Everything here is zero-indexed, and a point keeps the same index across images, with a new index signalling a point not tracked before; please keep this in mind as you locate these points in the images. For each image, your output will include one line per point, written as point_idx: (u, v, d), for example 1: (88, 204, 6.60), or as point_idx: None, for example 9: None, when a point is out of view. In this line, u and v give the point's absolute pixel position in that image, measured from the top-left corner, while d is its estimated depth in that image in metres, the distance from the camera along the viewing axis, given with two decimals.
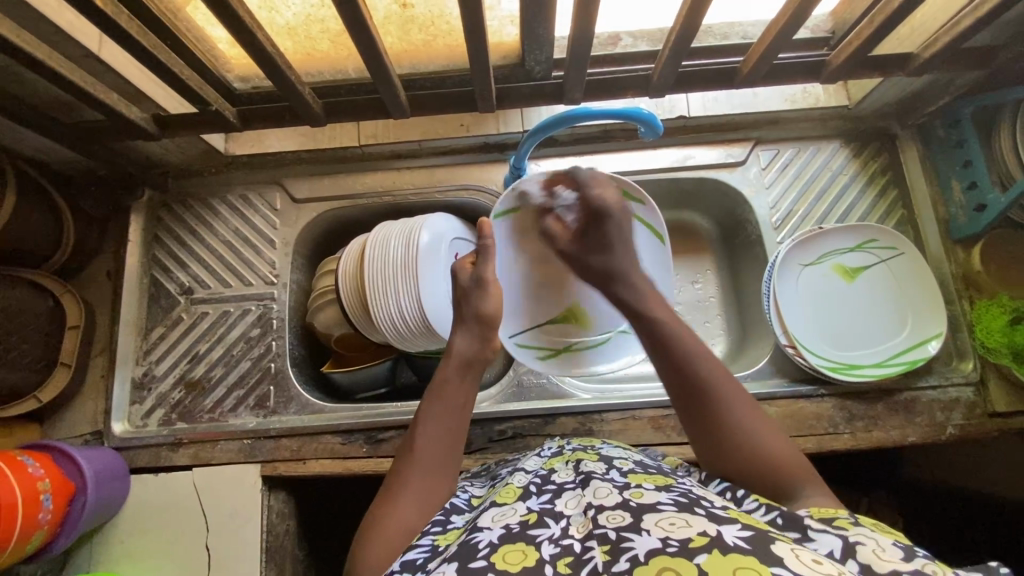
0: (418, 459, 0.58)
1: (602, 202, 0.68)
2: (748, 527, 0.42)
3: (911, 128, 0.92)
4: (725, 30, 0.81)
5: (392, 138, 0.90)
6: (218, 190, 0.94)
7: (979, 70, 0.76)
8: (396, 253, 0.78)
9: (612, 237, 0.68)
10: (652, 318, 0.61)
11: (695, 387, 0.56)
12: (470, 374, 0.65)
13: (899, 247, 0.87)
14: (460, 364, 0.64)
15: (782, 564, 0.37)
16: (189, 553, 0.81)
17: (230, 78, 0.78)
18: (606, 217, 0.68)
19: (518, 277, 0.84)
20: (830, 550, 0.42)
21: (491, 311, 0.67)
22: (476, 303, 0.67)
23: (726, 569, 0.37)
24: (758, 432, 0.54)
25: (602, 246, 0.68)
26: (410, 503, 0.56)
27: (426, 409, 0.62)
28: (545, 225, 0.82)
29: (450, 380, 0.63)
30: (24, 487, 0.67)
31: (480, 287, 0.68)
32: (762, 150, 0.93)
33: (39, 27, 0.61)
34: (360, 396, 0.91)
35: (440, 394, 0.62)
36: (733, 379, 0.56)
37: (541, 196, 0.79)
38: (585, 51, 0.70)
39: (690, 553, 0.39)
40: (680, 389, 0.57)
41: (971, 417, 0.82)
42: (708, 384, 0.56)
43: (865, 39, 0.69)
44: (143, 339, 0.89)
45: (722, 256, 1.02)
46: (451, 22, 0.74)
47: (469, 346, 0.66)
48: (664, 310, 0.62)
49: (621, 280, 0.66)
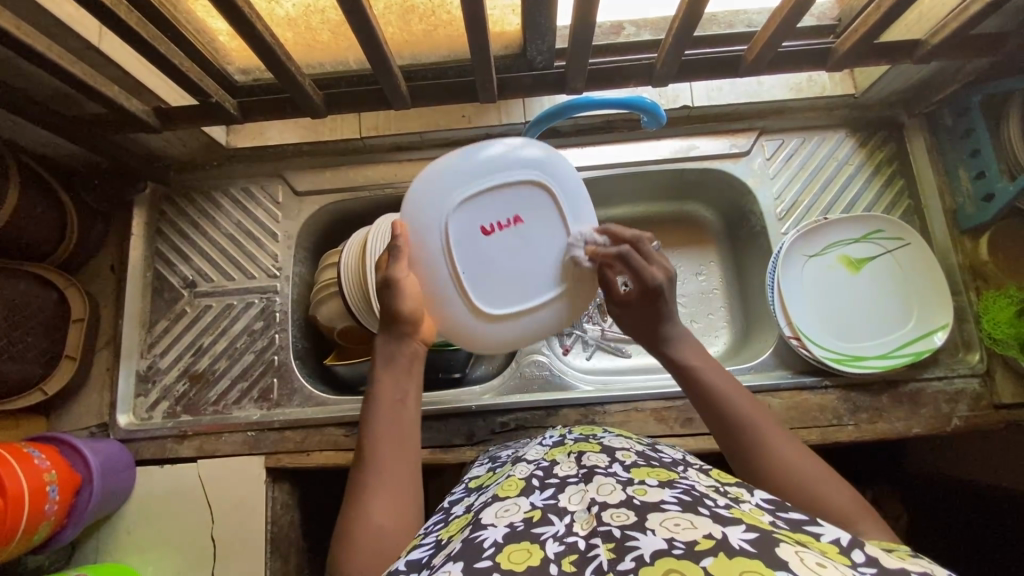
0: (376, 463, 0.57)
1: (661, 282, 0.64)
2: (752, 528, 0.42)
3: (918, 117, 0.90)
4: (729, 18, 0.80)
5: (393, 130, 0.90)
6: (220, 183, 0.94)
7: (988, 57, 0.74)
8: (475, 156, 0.63)
9: (664, 310, 0.65)
10: (692, 369, 0.63)
11: (733, 424, 0.58)
12: (401, 364, 0.63)
13: (906, 237, 0.86)
14: (388, 361, 0.63)
15: (788, 568, 0.37)
16: (194, 543, 0.82)
17: (231, 70, 0.77)
18: (662, 295, 0.64)
19: (476, 268, 0.63)
20: (836, 537, 0.43)
21: (405, 308, 0.62)
22: (387, 302, 0.62)
23: (733, 572, 0.37)
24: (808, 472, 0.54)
25: (654, 319, 0.66)
26: (373, 506, 0.54)
27: (368, 418, 0.60)
28: (503, 184, 0.63)
29: (384, 377, 0.62)
30: (30, 477, 0.68)
31: (398, 285, 0.62)
32: (767, 141, 0.92)
33: (39, 18, 0.61)
34: (363, 388, 0.94)
35: (378, 395, 0.61)
36: (773, 418, 0.58)
37: (503, 153, 0.64)
38: (587, 40, 0.69)
39: (696, 556, 0.39)
40: (719, 431, 0.60)
41: (977, 409, 0.81)
42: (743, 417, 0.58)
43: (871, 25, 0.68)
44: (147, 332, 0.90)
45: (726, 247, 1.01)
46: (452, 11, 0.73)
47: (395, 342, 0.63)
48: (701, 359, 0.64)
49: (667, 340, 0.66)
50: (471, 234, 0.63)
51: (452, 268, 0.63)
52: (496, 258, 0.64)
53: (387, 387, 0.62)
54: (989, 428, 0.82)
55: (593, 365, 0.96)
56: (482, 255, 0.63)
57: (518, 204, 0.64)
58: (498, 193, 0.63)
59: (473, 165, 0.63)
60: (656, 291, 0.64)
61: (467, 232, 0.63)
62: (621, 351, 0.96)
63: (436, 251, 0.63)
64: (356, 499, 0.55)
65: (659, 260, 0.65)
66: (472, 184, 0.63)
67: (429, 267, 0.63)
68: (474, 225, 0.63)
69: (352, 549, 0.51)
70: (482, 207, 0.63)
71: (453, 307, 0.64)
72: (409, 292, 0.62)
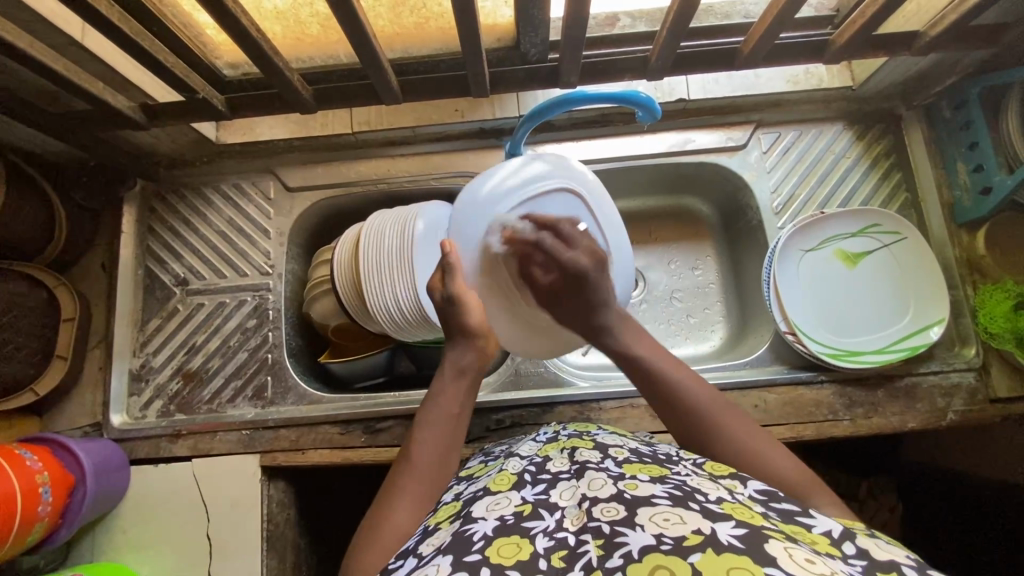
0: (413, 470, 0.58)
1: (585, 266, 0.64)
2: (742, 524, 0.41)
3: (916, 109, 0.89)
4: (725, 10, 0.79)
5: (385, 124, 0.89)
6: (211, 179, 0.93)
7: (987, 49, 0.73)
8: (511, 173, 0.67)
9: (600, 298, 0.66)
10: (633, 354, 0.64)
11: (675, 400, 0.60)
12: (467, 377, 0.65)
13: (902, 231, 0.85)
14: (453, 373, 0.65)
15: (776, 564, 0.37)
16: (190, 542, 0.81)
17: (219, 64, 0.76)
18: (587, 283, 0.65)
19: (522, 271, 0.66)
20: (828, 530, 0.44)
21: (474, 324, 0.65)
22: (458, 317, 0.65)
23: (721, 569, 0.37)
24: (755, 445, 0.56)
25: (586, 310, 0.66)
26: (408, 509, 0.55)
27: (423, 422, 0.62)
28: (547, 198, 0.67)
29: (445, 384, 0.64)
30: (22, 479, 0.67)
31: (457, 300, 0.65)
32: (763, 134, 0.91)
33: (19, 14, 0.60)
34: (359, 386, 0.92)
35: (435, 402, 0.63)
36: (716, 393, 0.60)
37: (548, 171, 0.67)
38: (581, 34, 0.68)
39: (684, 552, 0.39)
40: (661, 407, 0.62)
41: (972, 403, 0.81)
42: (690, 397, 0.60)
43: (870, 17, 0.67)
44: (139, 330, 0.89)
45: (722, 242, 1.00)
46: (443, 4, 0.72)
47: (462, 355, 0.66)
48: (642, 344, 0.65)
49: (605, 331, 0.66)
50: (509, 239, 0.66)
51: (505, 275, 0.66)
52: (542, 265, 0.66)
53: (446, 395, 0.64)
54: (984, 422, 0.82)
55: (589, 361, 0.95)
56: (529, 257, 0.66)
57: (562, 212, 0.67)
58: (538, 201, 0.66)
59: (518, 178, 0.66)
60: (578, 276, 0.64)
61: (515, 238, 0.65)
62: None
63: (485, 263, 0.66)
64: (389, 501, 0.56)
65: (582, 241, 0.65)
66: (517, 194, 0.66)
67: (481, 278, 0.67)
68: (522, 233, 0.66)
69: (377, 546, 0.52)
70: (527, 217, 0.66)
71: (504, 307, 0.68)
72: (471, 307, 0.66)
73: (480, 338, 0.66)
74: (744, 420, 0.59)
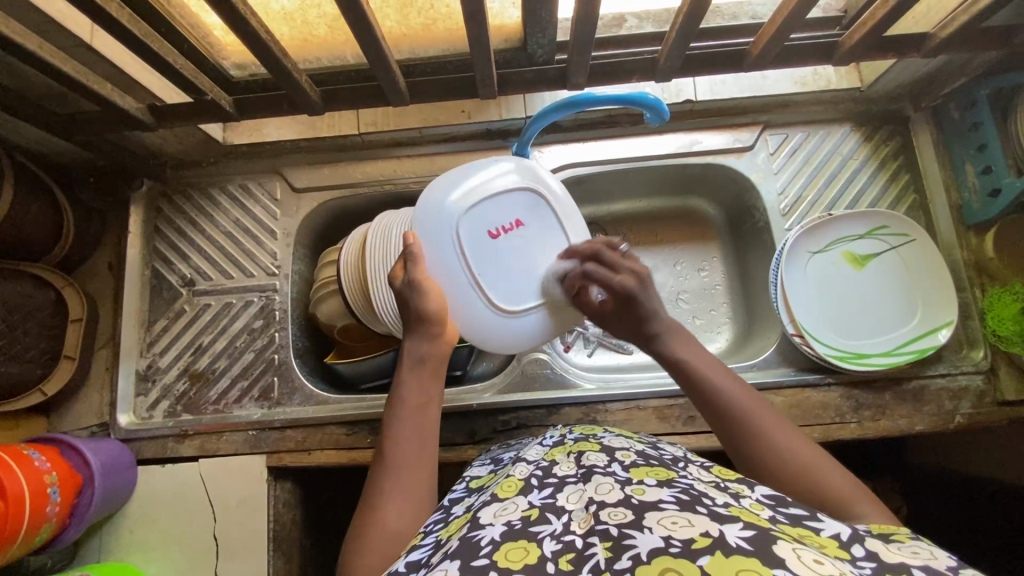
0: (388, 464, 0.59)
1: (632, 287, 0.65)
2: (750, 526, 0.41)
3: (924, 110, 0.89)
4: (733, 10, 0.79)
5: (391, 125, 0.89)
6: (217, 179, 0.93)
7: (997, 50, 0.73)
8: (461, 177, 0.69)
9: (651, 314, 0.65)
10: (681, 361, 0.63)
11: (731, 413, 0.58)
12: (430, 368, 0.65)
13: (910, 233, 0.85)
14: (415, 364, 0.65)
15: (785, 565, 0.37)
16: (197, 543, 0.82)
17: (227, 66, 0.76)
18: (637, 300, 0.65)
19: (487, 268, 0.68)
20: (836, 532, 0.43)
21: (432, 311, 0.65)
22: (415, 304, 0.65)
23: (730, 571, 0.37)
24: (813, 465, 0.54)
25: (637, 322, 0.66)
26: (392, 507, 0.56)
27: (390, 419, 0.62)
28: (501, 197, 0.69)
29: (409, 379, 0.64)
30: (30, 480, 0.68)
31: (420, 287, 0.65)
32: (770, 135, 0.90)
33: (30, 16, 0.60)
34: (364, 387, 0.91)
35: (399, 397, 0.63)
36: (770, 408, 0.58)
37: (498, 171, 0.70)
38: (589, 36, 0.68)
39: (693, 555, 0.39)
40: (716, 420, 0.59)
41: (980, 406, 0.81)
42: (744, 412, 0.58)
43: (880, 19, 0.67)
44: (146, 331, 0.89)
45: (729, 243, 1.00)
46: (451, 5, 0.72)
47: (420, 345, 0.65)
48: (694, 350, 0.64)
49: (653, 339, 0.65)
50: (480, 239, 0.68)
51: (469, 274, 0.68)
52: (501, 260, 0.69)
53: (410, 389, 0.64)
54: (992, 425, 0.82)
55: (594, 362, 0.96)
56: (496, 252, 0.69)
57: (518, 209, 0.70)
58: (496, 200, 0.69)
59: (468, 176, 0.69)
60: (627, 296, 0.65)
61: (475, 235, 0.68)
62: (623, 348, 0.96)
63: (448, 261, 0.67)
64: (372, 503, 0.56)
65: (626, 266, 0.67)
66: (470, 194, 0.68)
67: (447, 276, 0.68)
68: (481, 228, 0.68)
69: (366, 548, 0.53)
70: (485, 213, 0.69)
71: (474, 310, 0.69)
72: (431, 295, 0.65)
73: (436, 326, 0.65)
74: (799, 439, 0.57)
